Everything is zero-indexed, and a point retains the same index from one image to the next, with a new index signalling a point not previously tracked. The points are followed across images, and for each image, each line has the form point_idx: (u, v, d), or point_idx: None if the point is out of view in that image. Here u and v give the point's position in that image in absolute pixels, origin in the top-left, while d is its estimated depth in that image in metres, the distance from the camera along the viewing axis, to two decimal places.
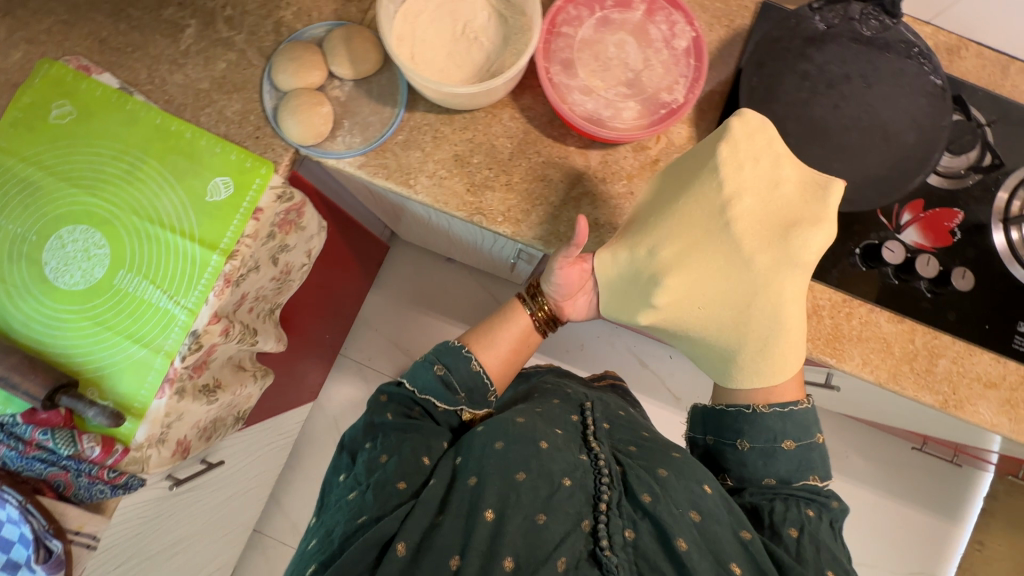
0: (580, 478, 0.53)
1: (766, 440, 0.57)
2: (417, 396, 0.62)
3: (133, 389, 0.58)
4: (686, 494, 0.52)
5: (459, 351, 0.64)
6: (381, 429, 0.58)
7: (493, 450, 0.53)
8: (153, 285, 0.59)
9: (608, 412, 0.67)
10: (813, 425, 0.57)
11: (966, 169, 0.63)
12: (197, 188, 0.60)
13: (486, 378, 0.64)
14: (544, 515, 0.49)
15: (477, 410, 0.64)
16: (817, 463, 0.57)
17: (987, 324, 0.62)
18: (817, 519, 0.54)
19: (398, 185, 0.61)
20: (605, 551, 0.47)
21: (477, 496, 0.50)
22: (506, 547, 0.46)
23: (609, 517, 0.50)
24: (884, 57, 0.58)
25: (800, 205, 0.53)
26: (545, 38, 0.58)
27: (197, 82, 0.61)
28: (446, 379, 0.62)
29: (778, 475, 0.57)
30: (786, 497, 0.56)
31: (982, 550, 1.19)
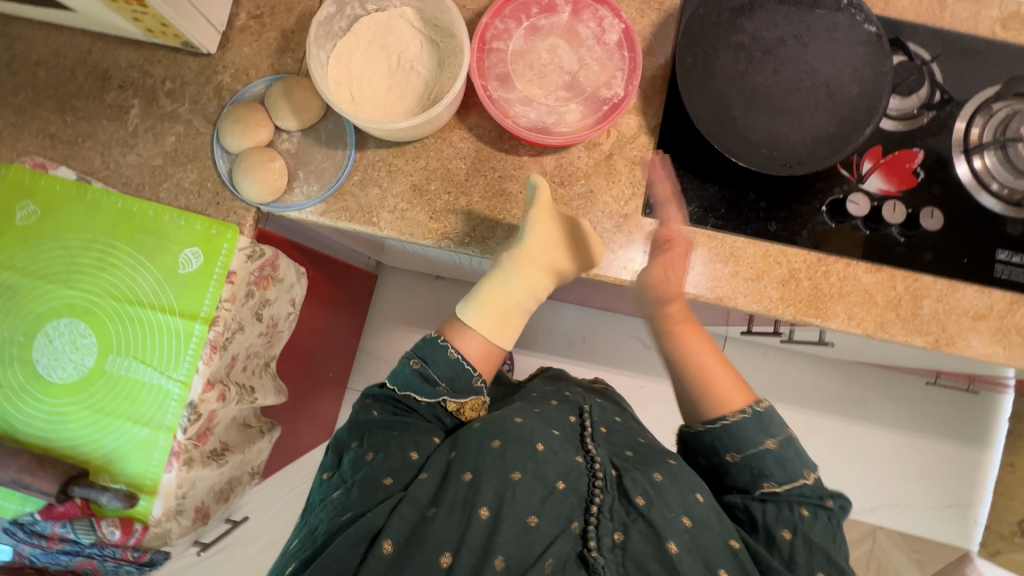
0: (574, 479, 0.53)
1: (714, 455, 0.58)
2: (398, 394, 0.60)
3: (142, 468, 0.60)
4: (680, 500, 0.52)
5: (434, 342, 0.61)
6: (366, 427, 0.58)
7: (490, 449, 0.53)
8: (143, 364, 0.60)
9: (604, 414, 0.69)
10: (756, 434, 0.56)
11: (918, 108, 0.63)
12: (169, 262, 0.61)
13: (468, 364, 0.60)
14: (536, 518, 0.49)
15: (463, 399, 0.59)
16: (773, 470, 0.54)
17: (965, 258, 0.62)
18: (811, 519, 0.52)
19: (362, 225, 0.62)
20: (593, 553, 0.48)
21: (473, 492, 0.50)
22: (498, 547, 0.47)
23: (600, 518, 0.50)
24: (815, 14, 0.58)
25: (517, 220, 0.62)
26: (477, 56, 0.58)
27: (150, 159, 0.62)
28: (424, 372, 0.60)
29: (740, 488, 0.56)
30: (777, 501, 0.53)
31: (1015, 472, 1.19)
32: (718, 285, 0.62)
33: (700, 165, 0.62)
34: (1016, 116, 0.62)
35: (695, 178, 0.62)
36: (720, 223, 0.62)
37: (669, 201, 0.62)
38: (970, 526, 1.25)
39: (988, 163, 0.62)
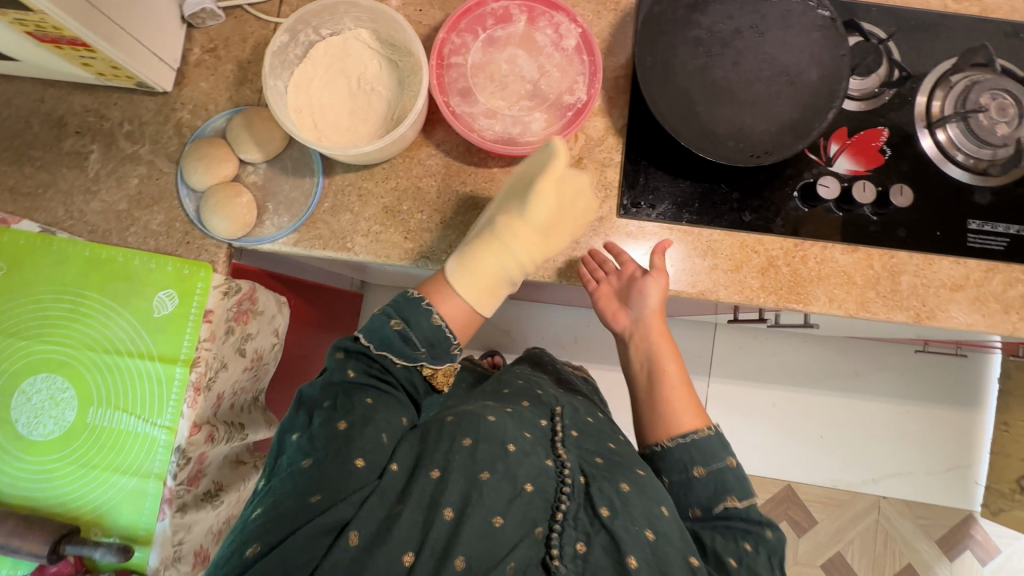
0: (542, 483, 0.53)
1: (680, 472, 0.59)
2: (373, 352, 0.57)
3: (134, 519, 0.58)
4: (644, 512, 0.52)
5: (419, 304, 0.57)
6: (341, 387, 0.55)
7: (460, 448, 0.54)
8: (126, 413, 0.59)
9: (577, 419, 0.68)
10: (721, 451, 0.59)
11: (879, 87, 0.64)
12: (143, 307, 0.60)
13: (451, 331, 0.58)
14: (502, 518, 0.50)
15: (439, 365, 0.58)
16: (733, 485, 0.58)
17: (938, 230, 0.62)
18: (752, 552, 0.54)
19: (337, 251, 0.61)
20: (555, 562, 0.48)
21: (439, 491, 0.50)
22: (460, 546, 0.47)
23: (564, 526, 0.50)
24: (768, 3, 0.58)
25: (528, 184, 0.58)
26: (437, 73, 0.57)
27: (115, 205, 0.61)
28: (404, 335, 0.57)
29: (700, 506, 0.58)
30: (725, 529, 0.55)
31: (1009, 430, 1.21)
32: (699, 279, 0.62)
33: (670, 161, 0.63)
34: (975, 87, 0.63)
35: (667, 175, 0.62)
36: (694, 217, 0.62)
37: (643, 200, 0.62)
38: (971, 487, 1.28)
39: (952, 135, 0.63)
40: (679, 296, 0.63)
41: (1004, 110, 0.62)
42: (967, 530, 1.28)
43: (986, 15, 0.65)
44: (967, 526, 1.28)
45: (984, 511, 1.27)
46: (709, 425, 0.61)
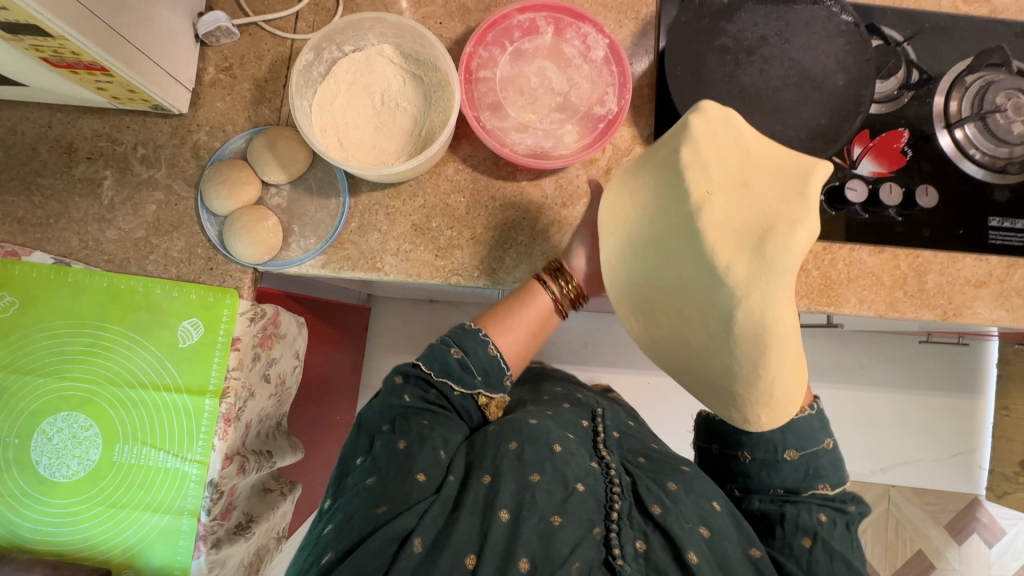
0: (592, 483, 0.54)
1: (766, 451, 0.58)
2: (434, 379, 0.59)
3: (168, 558, 0.56)
4: (696, 509, 0.54)
5: (476, 334, 0.60)
6: (399, 411, 0.57)
7: (507, 451, 0.54)
8: (154, 449, 0.57)
9: (616, 421, 0.71)
10: (818, 433, 0.58)
11: (898, 89, 0.64)
12: (167, 337, 0.58)
13: (505, 361, 0.60)
14: (559, 517, 0.50)
15: (495, 394, 0.61)
16: (827, 471, 0.58)
17: (961, 229, 0.64)
18: (830, 527, 0.55)
19: (367, 272, 0.59)
20: (618, 562, 0.48)
21: (492, 494, 0.51)
22: (521, 547, 0.47)
23: (620, 525, 0.51)
24: (793, 10, 0.58)
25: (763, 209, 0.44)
26: (465, 88, 0.56)
27: (132, 232, 0.59)
28: (463, 363, 0.59)
29: (785, 486, 0.57)
30: (799, 506, 0.57)
31: (1010, 415, 1.24)
32: None
33: None
34: (991, 86, 0.64)
35: None
36: None
37: None
38: (975, 472, 1.31)
39: (969, 134, 0.64)
40: None
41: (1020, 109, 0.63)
42: (973, 514, 1.31)
43: (995, 16, 0.67)
44: (974, 510, 1.31)
45: (989, 494, 1.30)
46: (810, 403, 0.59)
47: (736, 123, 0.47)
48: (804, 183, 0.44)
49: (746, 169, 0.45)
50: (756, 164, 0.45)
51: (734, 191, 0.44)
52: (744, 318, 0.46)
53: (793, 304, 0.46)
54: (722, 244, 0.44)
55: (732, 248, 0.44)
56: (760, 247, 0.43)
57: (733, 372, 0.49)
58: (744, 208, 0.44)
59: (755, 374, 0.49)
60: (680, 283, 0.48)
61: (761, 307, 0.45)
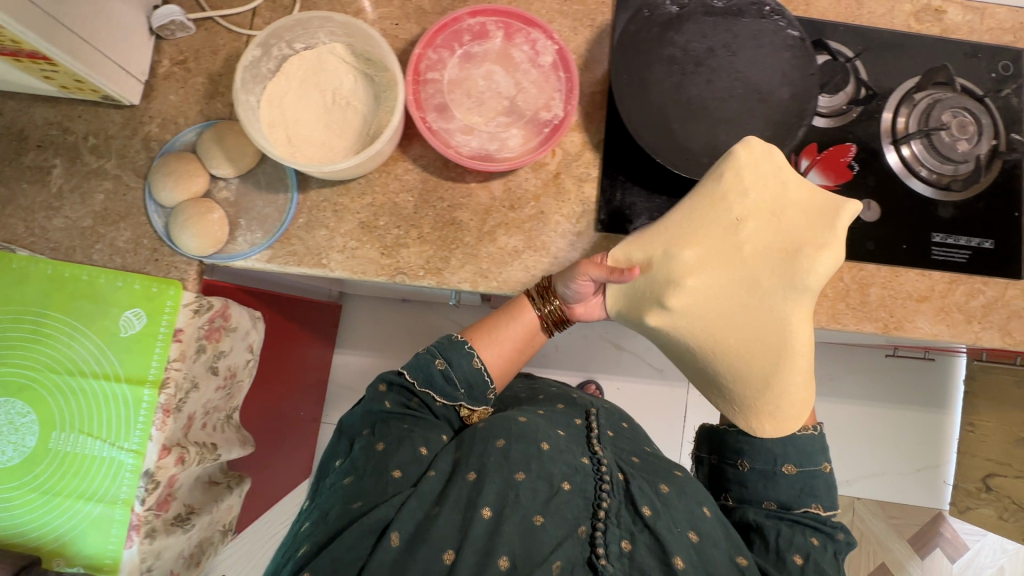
0: (581, 482, 0.56)
1: (765, 462, 0.58)
2: (416, 389, 0.60)
3: (100, 547, 0.56)
4: (686, 513, 0.55)
5: (461, 346, 0.60)
6: (379, 417, 0.58)
7: (494, 448, 0.55)
8: (91, 437, 0.57)
9: (611, 421, 0.72)
10: (817, 453, 0.59)
11: (847, 104, 0.65)
12: (109, 326, 0.58)
13: (488, 374, 0.61)
14: (541, 517, 0.52)
15: (476, 406, 0.61)
16: (820, 492, 0.58)
17: (905, 244, 0.64)
18: (821, 546, 0.55)
19: (312, 268, 0.60)
20: (601, 561, 0.51)
21: (476, 493, 0.53)
22: (502, 546, 0.50)
23: (607, 525, 0.53)
24: (740, 22, 0.59)
25: (794, 233, 0.54)
26: (413, 89, 0.57)
27: (79, 221, 0.59)
28: (446, 374, 0.59)
29: (778, 500, 0.58)
30: (793, 524, 0.56)
31: (975, 431, 1.25)
32: None
33: (646, 174, 0.63)
34: (937, 105, 0.65)
35: (644, 190, 0.62)
36: None
37: (620, 215, 0.62)
38: (940, 486, 1.32)
39: (916, 151, 0.65)
40: None
41: (964, 128, 0.64)
42: (937, 528, 1.32)
43: (946, 36, 0.68)
44: (937, 524, 1.32)
45: (953, 509, 1.31)
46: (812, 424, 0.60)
47: (777, 159, 0.55)
48: (834, 218, 0.53)
49: (782, 201, 0.55)
50: (797, 196, 0.55)
51: (769, 217, 0.55)
52: (773, 325, 0.54)
53: (809, 325, 0.55)
54: (755, 259, 0.54)
55: (763, 264, 0.54)
56: (788, 268, 0.53)
57: (752, 373, 0.56)
58: (776, 230, 0.54)
59: (767, 382, 0.56)
60: (700, 287, 0.55)
61: (784, 319, 0.54)
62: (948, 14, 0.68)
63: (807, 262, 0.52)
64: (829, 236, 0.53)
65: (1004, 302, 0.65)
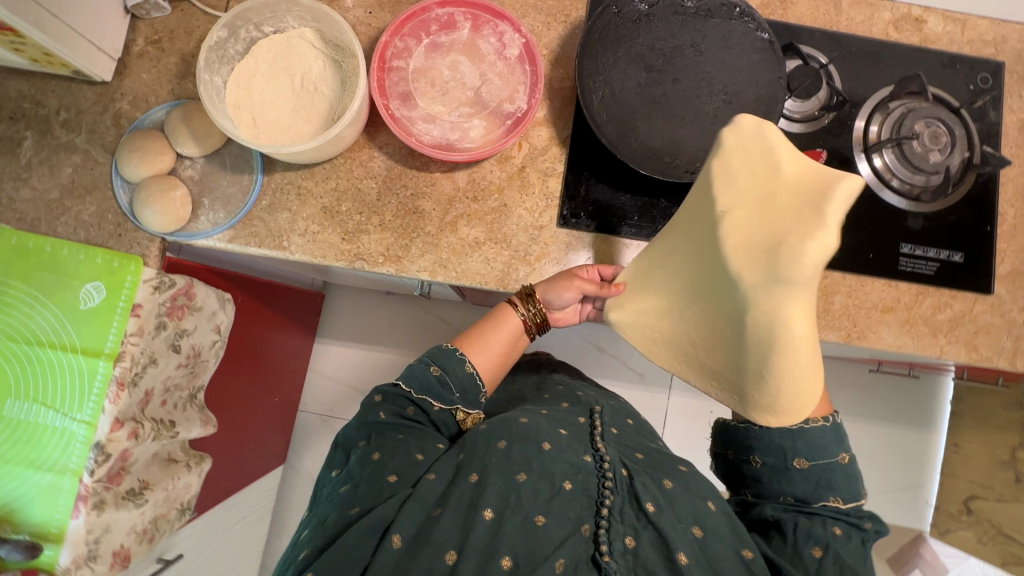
0: (582, 481, 0.53)
1: (777, 457, 0.56)
2: (412, 397, 0.60)
3: (47, 515, 0.57)
4: (690, 508, 0.53)
5: (453, 352, 0.62)
6: (375, 428, 0.58)
7: (496, 450, 0.54)
8: (44, 406, 0.57)
9: (615, 419, 0.71)
10: (831, 445, 0.56)
11: (819, 110, 0.65)
12: (68, 298, 0.58)
13: (481, 378, 0.62)
14: (543, 517, 0.49)
15: (471, 410, 0.62)
16: (840, 485, 0.55)
17: (871, 253, 0.64)
18: (844, 537, 0.52)
19: (273, 249, 0.60)
20: (605, 558, 0.47)
21: (477, 494, 0.50)
22: (504, 546, 0.47)
23: (610, 522, 0.50)
24: (710, 23, 0.59)
25: (777, 219, 0.41)
26: (378, 76, 0.57)
27: (46, 193, 0.60)
28: (441, 380, 0.60)
29: (795, 495, 0.56)
30: (811, 516, 0.54)
31: (959, 452, 1.23)
32: None
33: (611, 171, 0.62)
34: (911, 114, 0.64)
35: (607, 187, 0.62)
36: (633, 230, 0.62)
37: (583, 211, 0.62)
38: (922, 507, 1.30)
39: (888, 161, 0.64)
40: None
41: (937, 138, 0.63)
42: (916, 549, 1.27)
43: (925, 46, 0.67)
44: (918, 546, 1.28)
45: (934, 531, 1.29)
46: (828, 414, 0.57)
47: (768, 134, 0.45)
48: (827, 196, 0.40)
49: (769, 183, 0.43)
50: (784, 173, 0.43)
51: (752, 203, 0.43)
52: (753, 328, 0.45)
53: (810, 323, 0.43)
54: (730, 255, 0.44)
55: (741, 258, 0.43)
56: (769, 262, 0.41)
57: (743, 372, 0.50)
58: (759, 217, 0.43)
59: (761, 381, 0.49)
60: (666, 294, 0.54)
61: (771, 319, 0.44)
62: (928, 24, 0.68)
63: (789, 257, 0.40)
64: (825, 215, 0.39)
65: (971, 317, 0.64)
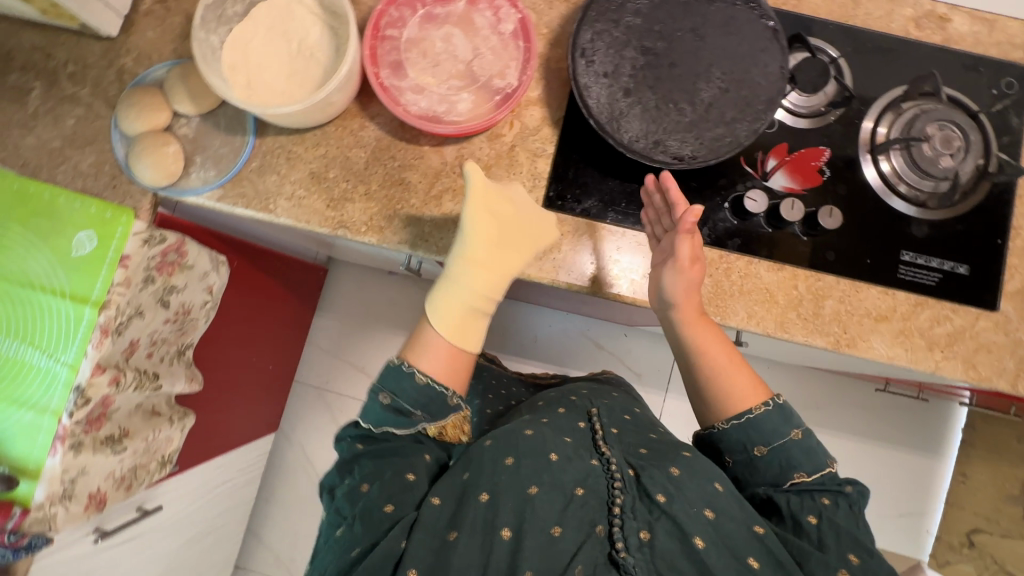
0: (593, 484, 0.53)
1: (741, 452, 0.57)
2: (374, 431, 0.57)
3: (25, 452, 0.59)
4: (700, 493, 0.52)
5: (399, 369, 0.57)
6: (353, 460, 0.56)
7: (504, 467, 0.53)
8: (32, 346, 0.59)
9: (614, 416, 0.68)
10: (783, 426, 0.56)
11: (825, 106, 0.62)
12: (62, 245, 0.59)
13: (440, 385, 0.57)
14: (559, 528, 0.50)
15: (442, 420, 0.57)
16: (800, 460, 0.55)
17: (868, 258, 0.61)
18: (833, 506, 0.53)
19: (258, 211, 0.61)
20: (622, 554, 0.48)
21: (491, 514, 0.50)
22: (525, 563, 0.47)
23: (624, 519, 0.50)
24: (712, 9, 0.58)
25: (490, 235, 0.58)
26: (370, 44, 0.57)
27: (49, 142, 0.62)
28: (397, 406, 0.56)
29: (767, 481, 0.56)
30: (799, 492, 0.54)
31: (966, 482, 1.16)
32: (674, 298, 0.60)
33: (602, 158, 0.62)
34: (923, 116, 0.61)
35: (596, 171, 0.62)
36: (619, 217, 0.61)
37: (570, 194, 0.61)
38: (922, 536, 1.20)
39: (896, 165, 0.61)
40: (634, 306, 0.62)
41: (949, 142, 0.60)
42: None
43: (947, 45, 0.64)
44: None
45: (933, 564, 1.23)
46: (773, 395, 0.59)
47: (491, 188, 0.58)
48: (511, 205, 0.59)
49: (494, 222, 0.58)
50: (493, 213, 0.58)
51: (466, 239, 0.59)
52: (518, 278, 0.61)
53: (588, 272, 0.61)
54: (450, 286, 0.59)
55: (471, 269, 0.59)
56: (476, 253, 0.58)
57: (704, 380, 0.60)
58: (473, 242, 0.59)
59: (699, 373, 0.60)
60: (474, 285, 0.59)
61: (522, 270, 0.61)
62: (953, 23, 0.64)
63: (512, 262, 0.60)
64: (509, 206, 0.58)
65: (973, 332, 0.60)
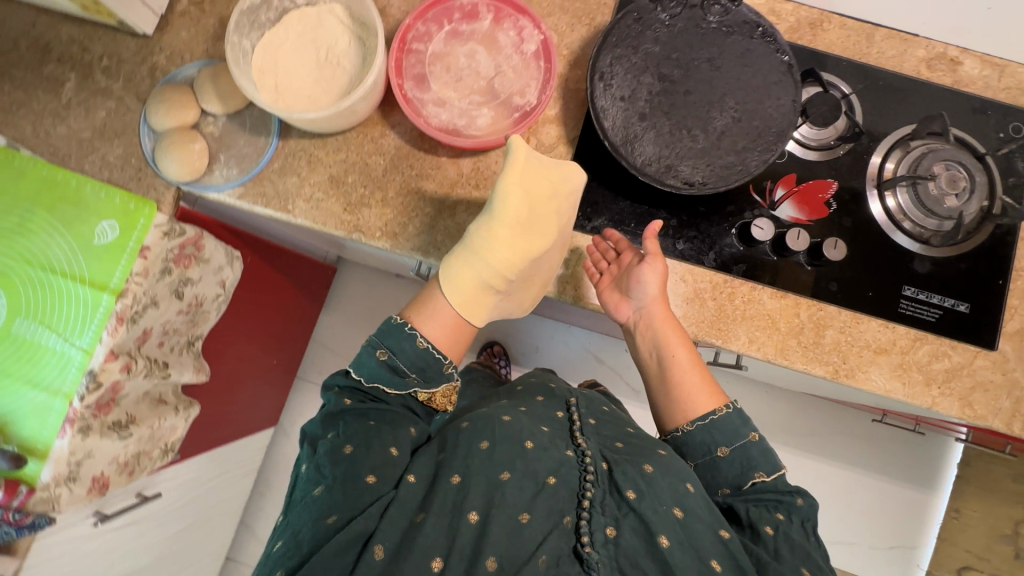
0: (565, 474, 0.54)
1: (703, 454, 0.60)
2: (365, 386, 0.58)
3: (35, 432, 0.60)
4: (671, 491, 0.53)
5: (400, 329, 0.58)
6: (337, 416, 0.56)
7: (478, 451, 0.54)
8: (49, 330, 0.61)
9: (592, 406, 0.69)
10: (742, 427, 0.59)
11: (835, 140, 0.64)
12: (86, 233, 0.61)
13: (438, 352, 0.59)
14: (527, 514, 0.51)
15: (434, 388, 0.59)
16: (758, 461, 0.58)
17: (870, 291, 0.62)
18: (787, 522, 0.55)
19: (277, 211, 0.63)
20: (586, 547, 0.50)
21: (461, 496, 0.52)
22: (489, 548, 0.49)
23: (592, 514, 0.52)
24: (728, 40, 0.59)
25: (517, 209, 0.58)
26: (396, 56, 0.59)
27: (79, 132, 0.64)
28: (392, 364, 0.57)
29: (728, 485, 0.59)
30: (756, 501, 0.56)
31: (958, 519, 1.16)
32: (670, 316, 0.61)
33: (614, 178, 0.63)
34: (931, 155, 0.62)
35: (608, 191, 0.63)
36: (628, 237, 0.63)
37: (581, 212, 0.63)
38: (911, 569, 1.21)
39: (901, 201, 0.62)
40: (632, 319, 0.64)
41: (954, 182, 0.61)
42: None
43: (957, 88, 0.65)
44: None
45: None
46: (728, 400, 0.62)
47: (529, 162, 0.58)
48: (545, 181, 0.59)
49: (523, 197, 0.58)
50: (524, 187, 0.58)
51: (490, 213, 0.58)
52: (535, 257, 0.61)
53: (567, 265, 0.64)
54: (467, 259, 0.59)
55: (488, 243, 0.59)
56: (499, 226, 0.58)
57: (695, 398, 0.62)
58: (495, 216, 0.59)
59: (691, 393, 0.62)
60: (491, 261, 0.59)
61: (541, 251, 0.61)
62: (964, 66, 0.66)
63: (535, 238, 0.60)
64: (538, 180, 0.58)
65: (970, 370, 0.61)
